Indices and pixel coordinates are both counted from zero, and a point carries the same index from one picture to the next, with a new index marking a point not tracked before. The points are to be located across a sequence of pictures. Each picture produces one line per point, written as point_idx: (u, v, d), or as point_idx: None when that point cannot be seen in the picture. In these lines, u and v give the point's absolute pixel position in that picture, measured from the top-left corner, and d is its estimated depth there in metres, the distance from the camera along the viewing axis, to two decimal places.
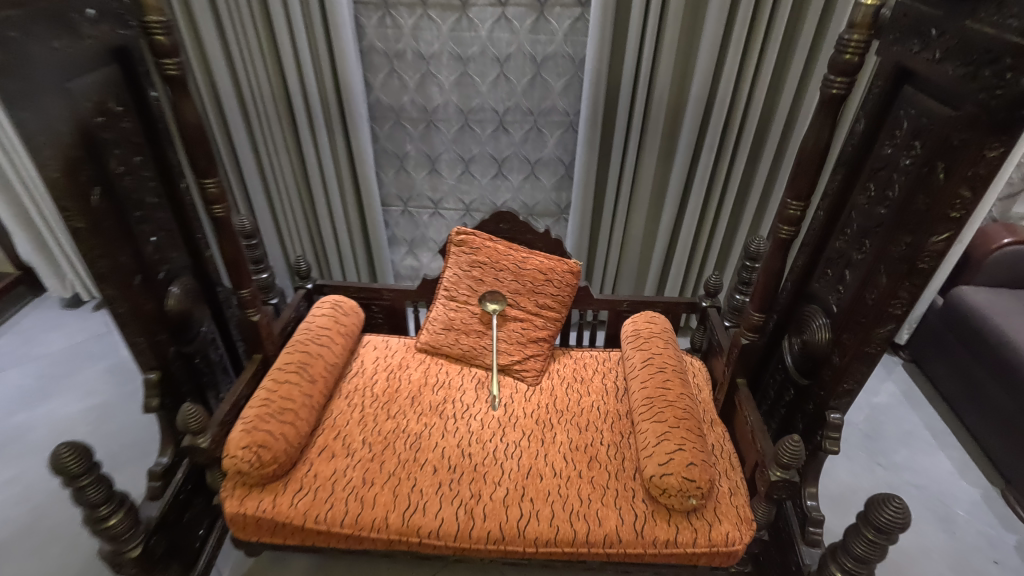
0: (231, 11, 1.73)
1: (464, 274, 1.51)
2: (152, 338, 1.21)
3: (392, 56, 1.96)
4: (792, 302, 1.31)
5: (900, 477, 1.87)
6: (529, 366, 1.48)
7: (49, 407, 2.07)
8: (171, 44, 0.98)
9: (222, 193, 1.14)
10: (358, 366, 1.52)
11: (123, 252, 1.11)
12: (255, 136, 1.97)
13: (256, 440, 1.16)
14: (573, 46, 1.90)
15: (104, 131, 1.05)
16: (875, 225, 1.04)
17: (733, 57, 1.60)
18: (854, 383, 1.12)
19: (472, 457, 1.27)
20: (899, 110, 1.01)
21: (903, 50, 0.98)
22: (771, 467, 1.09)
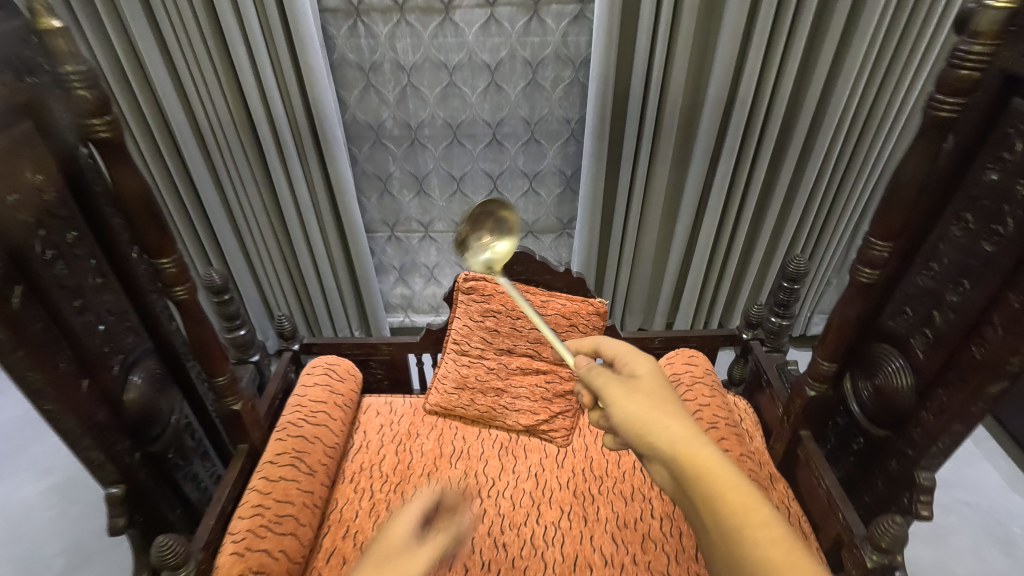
0: (173, 20, 1.45)
1: (475, 324, 1.32)
2: (110, 448, 0.98)
3: (367, 68, 1.70)
4: (857, 340, 1.15)
5: (950, 495, 1.72)
6: (557, 425, 1.30)
7: (4, 492, 1.79)
8: (97, 100, 0.75)
9: (183, 273, 0.92)
10: (361, 439, 1.31)
11: (61, 354, 0.89)
12: (218, 168, 1.71)
13: (252, 564, 0.96)
14: (571, 48, 1.66)
15: (20, 212, 0.81)
16: (978, 264, 0.87)
17: (755, 54, 1.44)
18: (950, 442, 0.96)
19: (508, 549, 1.10)
20: (1010, 128, 0.82)
21: (1016, 56, 0.79)
22: (864, 549, 0.94)
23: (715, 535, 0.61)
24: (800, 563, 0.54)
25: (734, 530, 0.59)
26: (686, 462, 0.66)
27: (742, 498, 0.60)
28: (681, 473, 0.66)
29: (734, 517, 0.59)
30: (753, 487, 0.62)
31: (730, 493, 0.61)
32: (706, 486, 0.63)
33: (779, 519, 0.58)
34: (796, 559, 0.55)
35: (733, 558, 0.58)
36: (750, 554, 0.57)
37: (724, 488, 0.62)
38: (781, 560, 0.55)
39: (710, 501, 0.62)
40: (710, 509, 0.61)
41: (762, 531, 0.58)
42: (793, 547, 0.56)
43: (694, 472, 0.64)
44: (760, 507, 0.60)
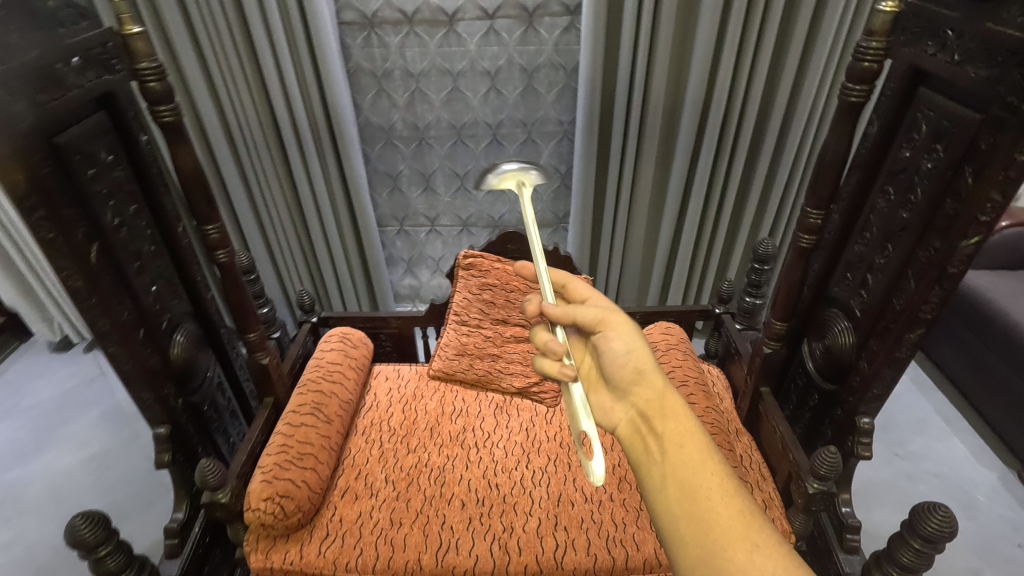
0: (210, 33, 1.65)
1: (474, 297, 1.49)
2: (159, 392, 1.14)
3: (380, 75, 1.88)
4: (811, 307, 1.28)
5: (918, 466, 1.84)
6: (547, 387, 1.47)
7: (45, 460, 1.91)
8: (164, 90, 0.93)
9: (225, 238, 1.09)
10: (372, 400, 1.48)
11: (124, 305, 1.05)
12: (244, 164, 1.90)
13: (279, 490, 1.12)
14: (564, 55, 1.82)
15: (95, 183, 0.98)
16: (898, 229, 1.02)
17: (727, 59, 1.61)
18: (884, 388, 1.10)
19: (500, 488, 1.25)
20: (917, 111, 0.98)
21: (917, 52, 0.96)
22: (808, 479, 1.09)
23: (678, 499, 0.60)
24: (761, 538, 0.56)
25: (704, 501, 0.59)
26: (666, 417, 0.65)
27: (710, 469, 0.61)
28: (661, 435, 0.64)
29: (708, 490, 0.59)
30: (718, 456, 0.62)
31: (702, 464, 0.61)
32: (682, 456, 0.62)
33: (743, 493, 0.60)
34: (755, 534, 0.56)
35: (700, 526, 0.58)
36: (719, 528, 0.57)
37: (700, 454, 0.62)
38: (744, 534, 0.56)
39: (682, 466, 0.61)
40: (680, 477, 0.61)
41: (727, 503, 0.58)
42: (751, 522, 0.57)
43: (670, 433, 0.64)
44: (724, 476, 0.61)
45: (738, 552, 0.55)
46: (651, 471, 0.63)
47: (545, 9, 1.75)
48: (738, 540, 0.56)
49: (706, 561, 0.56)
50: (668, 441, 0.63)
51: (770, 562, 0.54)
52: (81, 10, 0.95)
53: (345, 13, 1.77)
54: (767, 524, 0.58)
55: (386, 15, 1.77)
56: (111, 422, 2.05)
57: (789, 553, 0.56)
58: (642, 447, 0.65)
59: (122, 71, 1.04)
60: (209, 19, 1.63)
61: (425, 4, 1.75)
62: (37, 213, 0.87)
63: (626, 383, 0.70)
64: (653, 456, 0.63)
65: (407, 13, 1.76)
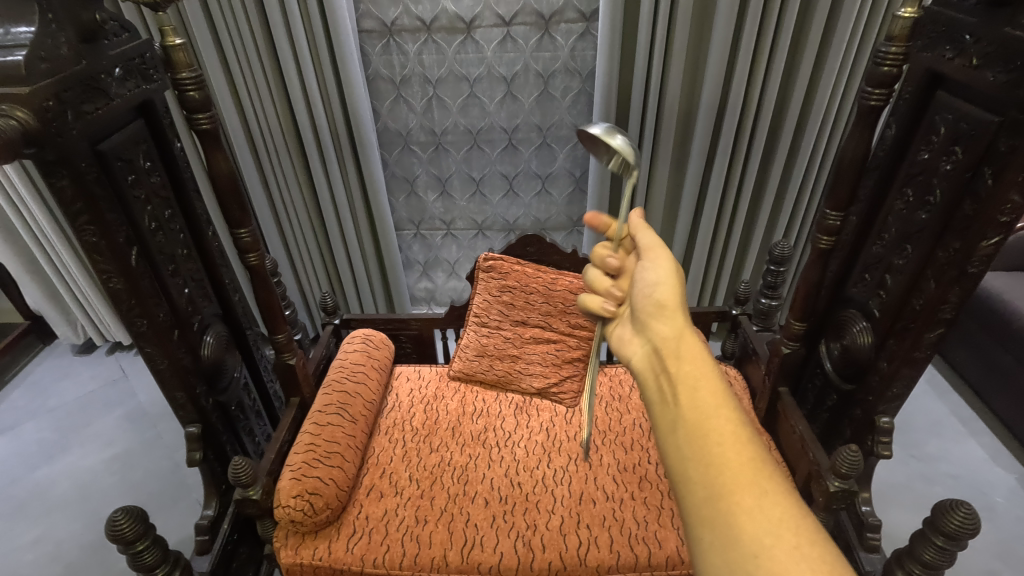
0: (235, 41, 1.69)
1: (493, 299, 1.52)
2: (191, 391, 1.17)
3: (398, 82, 1.90)
4: (829, 307, 1.30)
5: (934, 467, 1.85)
6: (566, 388, 1.49)
7: (71, 459, 1.95)
8: (202, 99, 0.96)
9: (256, 242, 1.12)
10: (394, 400, 1.50)
11: (160, 307, 1.08)
12: (266, 169, 1.94)
13: (307, 488, 1.15)
14: (579, 61, 1.85)
15: (134, 189, 1.01)
16: (916, 229, 1.04)
17: (742, 63, 1.63)
18: (903, 387, 1.11)
19: (522, 486, 1.27)
20: (935, 114, 1.00)
21: (934, 56, 0.98)
22: (828, 478, 1.10)
23: (688, 439, 0.63)
24: (769, 484, 0.59)
25: (714, 444, 0.61)
26: (682, 361, 0.70)
27: (722, 411, 0.64)
28: (675, 376, 0.68)
29: (719, 433, 0.62)
30: (731, 402, 0.65)
31: (715, 409, 0.64)
32: (697, 398, 0.65)
33: (753, 439, 0.62)
34: (763, 479, 0.59)
35: (710, 466, 0.60)
36: (728, 470, 0.60)
37: (713, 398, 0.65)
38: (752, 476, 0.59)
39: (694, 410, 0.64)
40: (691, 419, 0.64)
41: (738, 448, 0.61)
42: (760, 469, 0.60)
43: (687, 373, 0.68)
44: (736, 421, 0.63)
45: (745, 497, 0.57)
46: (663, 411, 0.66)
47: (561, 16, 1.77)
48: (747, 484, 0.58)
49: (712, 500, 0.58)
50: (682, 381, 0.68)
51: (777, 508, 0.57)
52: (122, 22, 0.99)
53: (364, 21, 1.79)
54: (776, 472, 0.60)
55: (404, 23, 1.79)
56: (135, 422, 2.09)
57: (797, 502, 0.57)
58: (655, 386, 0.69)
59: (159, 79, 1.08)
60: (234, 28, 1.67)
61: (443, 12, 1.77)
62: (82, 218, 0.91)
63: (649, 318, 0.77)
64: (666, 396, 0.67)
65: (426, 20, 1.79)
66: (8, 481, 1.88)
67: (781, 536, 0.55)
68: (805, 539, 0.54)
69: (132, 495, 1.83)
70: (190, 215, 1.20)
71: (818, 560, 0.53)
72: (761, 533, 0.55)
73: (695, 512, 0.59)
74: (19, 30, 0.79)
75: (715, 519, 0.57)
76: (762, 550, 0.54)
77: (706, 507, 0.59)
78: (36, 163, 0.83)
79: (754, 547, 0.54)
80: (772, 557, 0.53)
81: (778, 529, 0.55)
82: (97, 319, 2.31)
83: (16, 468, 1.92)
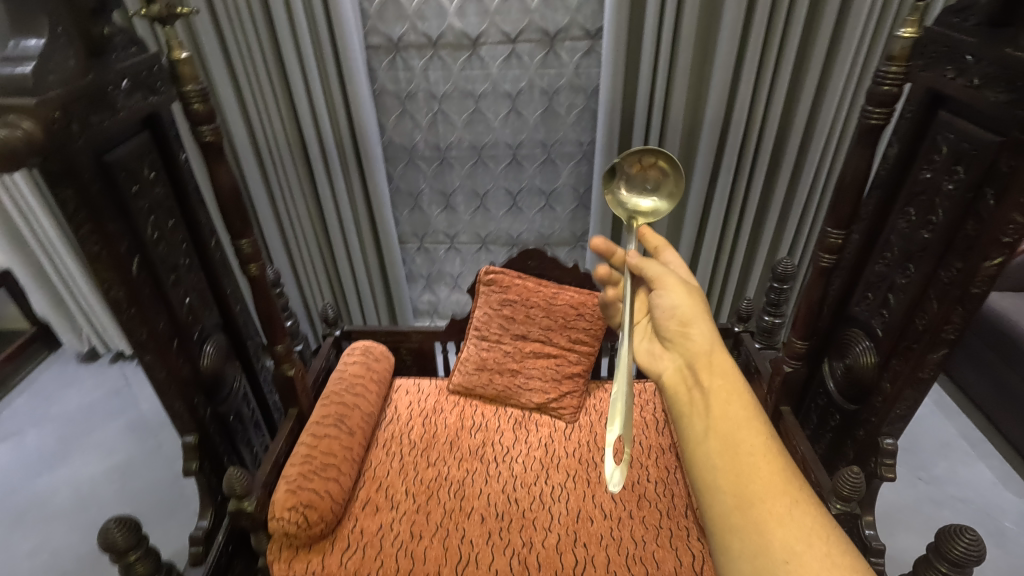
0: (244, 55, 1.72)
1: (494, 312, 1.51)
2: (190, 401, 1.17)
3: (404, 97, 1.92)
4: (832, 326, 1.28)
5: (943, 490, 1.81)
6: (566, 403, 1.48)
7: (72, 467, 1.95)
8: (207, 112, 0.97)
9: (257, 253, 1.12)
10: (393, 413, 1.50)
11: (160, 317, 1.08)
12: (271, 181, 1.96)
13: (302, 500, 1.14)
14: (584, 78, 1.86)
15: (138, 199, 1.02)
16: (919, 249, 1.03)
17: (746, 81, 1.64)
18: (907, 408, 1.09)
19: (519, 503, 1.26)
20: (937, 133, 0.99)
21: (935, 75, 0.97)
22: (831, 500, 1.08)
23: (720, 449, 0.62)
24: (798, 495, 0.58)
25: (746, 455, 0.61)
26: (714, 374, 0.70)
27: (751, 422, 0.64)
28: (706, 389, 0.69)
29: (749, 444, 0.62)
30: (761, 415, 0.66)
31: (746, 421, 0.64)
32: (728, 410, 0.65)
33: (781, 451, 0.62)
34: (792, 489, 0.59)
35: (743, 476, 0.60)
36: (759, 480, 0.59)
37: (742, 410, 0.65)
38: (783, 487, 0.58)
39: (725, 421, 0.64)
40: (723, 429, 0.64)
41: (768, 458, 0.61)
42: (790, 480, 0.59)
43: (716, 385, 0.68)
44: (765, 433, 0.64)
45: (774, 505, 0.57)
46: (693, 422, 0.66)
47: (565, 34, 1.79)
48: (776, 495, 0.58)
49: (743, 509, 0.58)
50: (712, 395, 0.68)
51: (807, 515, 0.56)
52: (130, 37, 1.00)
53: (371, 37, 1.81)
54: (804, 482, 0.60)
55: (411, 39, 1.81)
56: (136, 431, 2.09)
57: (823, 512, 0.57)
58: (686, 397, 0.69)
59: (165, 92, 1.09)
60: (243, 42, 1.70)
61: (449, 29, 1.79)
62: (84, 227, 0.91)
63: (676, 336, 0.76)
64: (697, 408, 0.67)
65: (432, 37, 1.81)
66: (8, 489, 1.88)
67: (812, 543, 0.54)
68: (835, 548, 0.54)
69: (130, 505, 1.82)
70: (193, 227, 1.21)
71: (846, 569, 0.52)
72: (794, 540, 0.54)
73: (724, 521, 0.58)
74: (28, 43, 0.81)
75: (745, 526, 0.57)
76: (793, 556, 0.54)
77: (735, 516, 0.58)
78: (41, 172, 0.84)
79: (784, 554, 0.54)
80: (805, 566, 0.52)
81: (808, 537, 0.55)
82: (102, 328, 2.33)
83: (17, 476, 1.92)
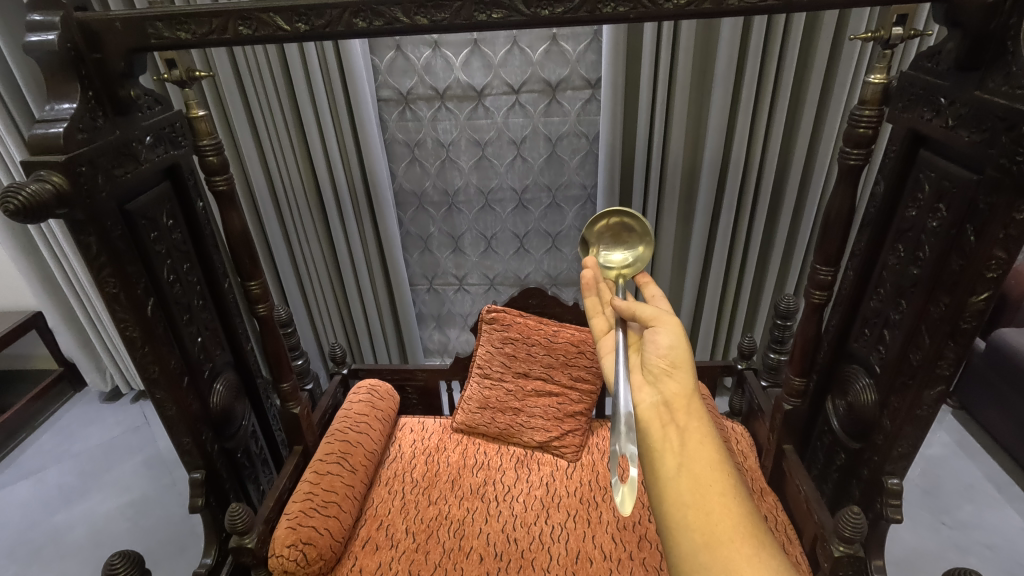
0: (263, 108, 1.83)
1: (496, 350, 1.54)
2: (198, 438, 1.21)
3: (412, 145, 2.01)
4: (832, 363, 1.28)
5: (968, 536, 1.73)
6: (568, 442, 1.48)
7: (89, 504, 1.99)
8: (221, 163, 1.05)
9: (265, 293, 1.18)
10: (397, 451, 1.52)
11: (173, 355, 1.14)
12: (288, 226, 2.05)
13: (302, 537, 1.15)
14: (586, 125, 1.93)
15: (155, 244, 1.09)
16: (910, 284, 1.03)
17: (742, 124, 1.69)
18: (909, 446, 1.08)
19: (518, 543, 1.25)
20: (920, 172, 1.02)
21: (915, 117, 1.00)
22: (833, 542, 1.06)
23: (690, 488, 0.63)
24: (761, 536, 0.61)
25: (715, 495, 0.63)
26: (688, 414, 0.70)
27: (719, 462, 0.66)
28: (681, 428, 0.69)
29: (718, 486, 0.63)
30: (726, 457, 0.68)
31: (715, 463, 0.65)
32: (701, 451, 0.66)
33: (744, 495, 0.64)
34: (755, 532, 0.61)
35: (713, 518, 0.61)
36: (726, 522, 0.61)
37: (712, 452, 0.66)
38: (749, 529, 0.61)
39: (697, 461, 0.65)
40: (695, 469, 0.64)
41: (735, 501, 0.62)
42: (754, 524, 0.62)
43: (691, 427, 0.69)
44: (733, 475, 0.65)
45: (742, 546, 0.59)
46: (666, 458, 0.66)
47: (567, 83, 1.87)
48: (741, 537, 0.60)
49: (710, 548, 0.59)
50: (687, 435, 0.68)
51: (773, 560, 0.59)
52: (155, 96, 1.10)
53: (383, 90, 1.92)
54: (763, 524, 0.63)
55: (420, 91, 1.91)
56: (152, 469, 2.13)
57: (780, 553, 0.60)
58: (659, 432, 0.68)
59: (185, 145, 1.18)
60: (263, 96, 1.81)
61: (456, 81, 1.89)
62: (105, 270, 0.98)
63: (660, 374, 0.76)
64: (670, 445, 0.67)
65: (439, 89, 1.90)
66: (27, 526, 1.92)
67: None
68: None
69: (141, 544, 1.84)
70: (208, 269, 1.28)
71: None
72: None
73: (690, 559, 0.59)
74: (62, 105, 0.90)
75: (713, 565, 0.58)
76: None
77: (703, 554, 0.59)
78: (67, 221, 0.91)
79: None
80: None
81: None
82: (124, 367, 2.41)
83: (36, 512, 1.97)
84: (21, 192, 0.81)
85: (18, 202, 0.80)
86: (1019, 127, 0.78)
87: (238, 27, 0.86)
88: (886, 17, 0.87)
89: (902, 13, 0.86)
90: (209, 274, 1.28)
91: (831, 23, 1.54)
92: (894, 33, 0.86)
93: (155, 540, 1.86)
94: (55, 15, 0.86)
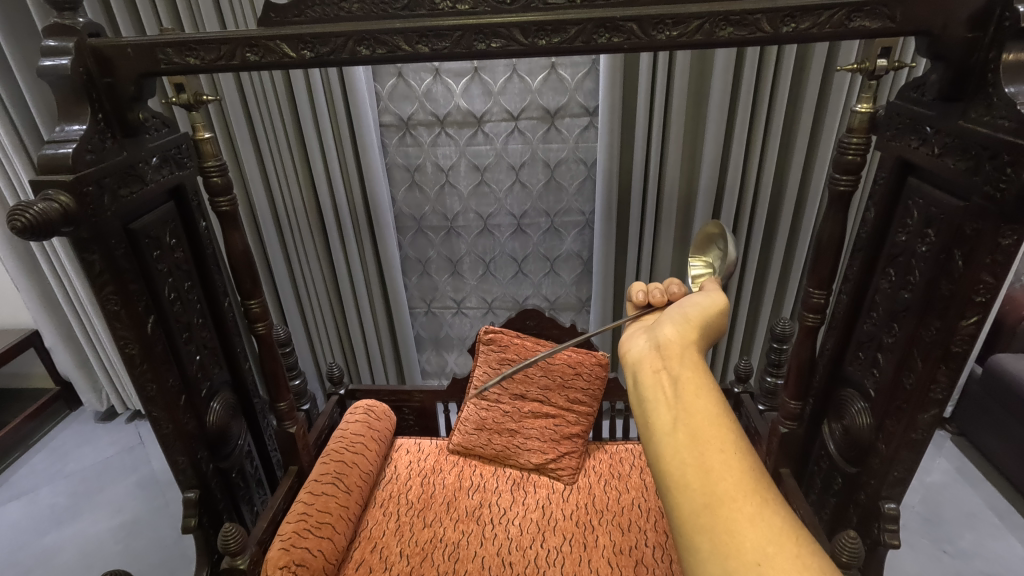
0: (267, 131, 1.87)
1: (493, 371, 1.55)
2: (193, 457, 1.20)
3: (412, 169, 2.04)
4: (827, 386, 1.28)
5: (970, 566, 1.71)
6: (564, 464, 1.48)
7: (80, 525, 1.97)
8: (224, 184, 1.07)
9: (265, 312, 1.19)
10: (392, 472, 1.51)
11: (171, 373, 1.14)
12: (289, 247, 2.08)
13: (295, 559, 1.13)
14: (584, 151, 1.97)
15: (158, 263, 1.11)
16: (902, 308, 1.05)
17: (736, 150, 1.72)
18: (904, 470, 1.08)
19: (514, 566, 1.24)
20: (908, 199, 1.04)
21: (902, 146, 1.02)
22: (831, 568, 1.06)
23: (689, 445, 0.52)
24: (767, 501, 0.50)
25: (715, 452, 0.52)
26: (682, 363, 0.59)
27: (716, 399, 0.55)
28: (675, 377, 0.57)
29: (719, 442, 0.52)
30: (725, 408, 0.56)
31: (714, 416, 0.54)
32: (701, 403, 0.54)
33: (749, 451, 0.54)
34: (760, 488, 0.51)
35: (705, 480, 0.50)
36: (725, 482, 0.50)
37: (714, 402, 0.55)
38: (752, 486, 0.51)
39: (695, 412, 0.53)
40: (694, 423, 0.53)
41: (738, 457, 0.52)
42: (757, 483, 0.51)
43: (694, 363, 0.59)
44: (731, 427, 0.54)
45: (745, 504, 0.49)
46: (659, 405, 0.55)
47: (565, 110, 1.91)
48: (741, 499, 0.49)
49: (711, 509, 0.49)
50: (682, 384, 0.56)
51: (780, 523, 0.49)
52: (162, 118, 1.13)
53: (384, 116, 1.96)
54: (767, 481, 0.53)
55: (420, 117, 1.96)
56: (145, 490, 2.11)
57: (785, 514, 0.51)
58: (650, 377, 0.57)
59: (190, 166, 1.21)
60: (267, 120, 1.85)
61: (456, 108, 1.94)
62: (107, 288, 0.99)
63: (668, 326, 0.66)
64: (664, 396, 0.55)
65: (440, 115, 1.95)
66: (16, 547, 1.89)
67: (784, 544, 0.47)
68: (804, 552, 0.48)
69: (131, 566, 1.82)
70: (209, 288, 1.29)
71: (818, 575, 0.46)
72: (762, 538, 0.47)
73: (688, 520, 0.50)
74: (71, 128, 0.92)
75: (712, 527, 0.48)
76: (764, 559, 0.46)
77: (703, 516, 0.49)
78: (72, 240, 0.93)
79: (755, 559, 0.46)
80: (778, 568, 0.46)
81: (777, 539, 0.48)
82: (121, 386, 2.41)
83: (26, 533, 1.94)
84: (29, 211, 0.82)
85: (25, 221, 0.82)
86: (1001, 156, 0.80)
87: (246, 55, 0.89)
88: (870, 50, 0.90)
89: (886, 46, 0.89)
90: (209, 293, 1.30)
91: (822, 55, 1.59)
92: (879, 65, 0.89)
93: (146, 563, 1.83)
94: (69, 41, 0.89)
